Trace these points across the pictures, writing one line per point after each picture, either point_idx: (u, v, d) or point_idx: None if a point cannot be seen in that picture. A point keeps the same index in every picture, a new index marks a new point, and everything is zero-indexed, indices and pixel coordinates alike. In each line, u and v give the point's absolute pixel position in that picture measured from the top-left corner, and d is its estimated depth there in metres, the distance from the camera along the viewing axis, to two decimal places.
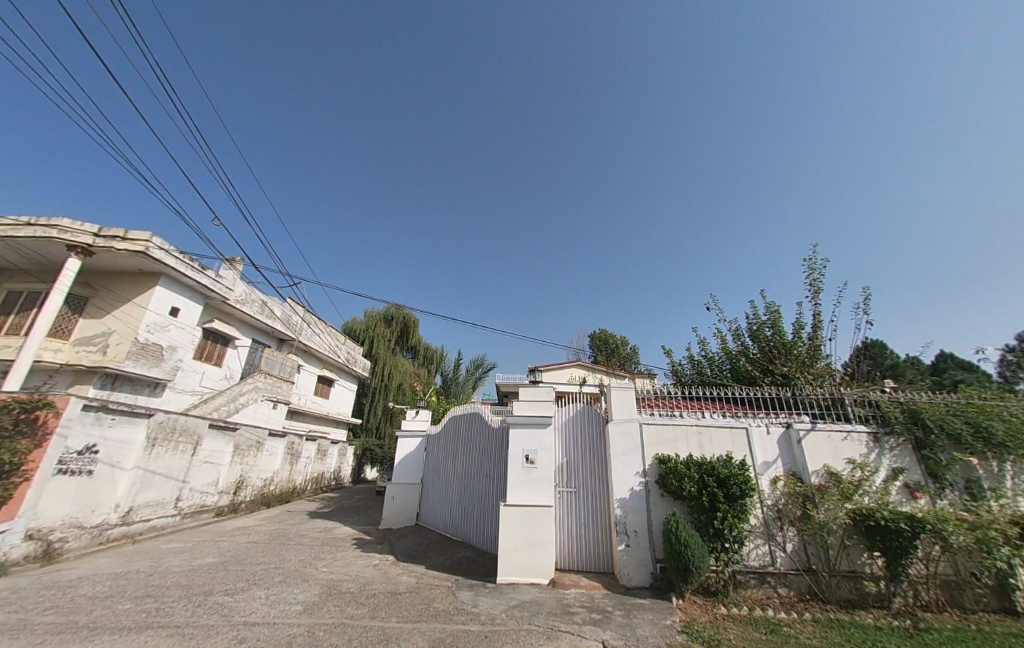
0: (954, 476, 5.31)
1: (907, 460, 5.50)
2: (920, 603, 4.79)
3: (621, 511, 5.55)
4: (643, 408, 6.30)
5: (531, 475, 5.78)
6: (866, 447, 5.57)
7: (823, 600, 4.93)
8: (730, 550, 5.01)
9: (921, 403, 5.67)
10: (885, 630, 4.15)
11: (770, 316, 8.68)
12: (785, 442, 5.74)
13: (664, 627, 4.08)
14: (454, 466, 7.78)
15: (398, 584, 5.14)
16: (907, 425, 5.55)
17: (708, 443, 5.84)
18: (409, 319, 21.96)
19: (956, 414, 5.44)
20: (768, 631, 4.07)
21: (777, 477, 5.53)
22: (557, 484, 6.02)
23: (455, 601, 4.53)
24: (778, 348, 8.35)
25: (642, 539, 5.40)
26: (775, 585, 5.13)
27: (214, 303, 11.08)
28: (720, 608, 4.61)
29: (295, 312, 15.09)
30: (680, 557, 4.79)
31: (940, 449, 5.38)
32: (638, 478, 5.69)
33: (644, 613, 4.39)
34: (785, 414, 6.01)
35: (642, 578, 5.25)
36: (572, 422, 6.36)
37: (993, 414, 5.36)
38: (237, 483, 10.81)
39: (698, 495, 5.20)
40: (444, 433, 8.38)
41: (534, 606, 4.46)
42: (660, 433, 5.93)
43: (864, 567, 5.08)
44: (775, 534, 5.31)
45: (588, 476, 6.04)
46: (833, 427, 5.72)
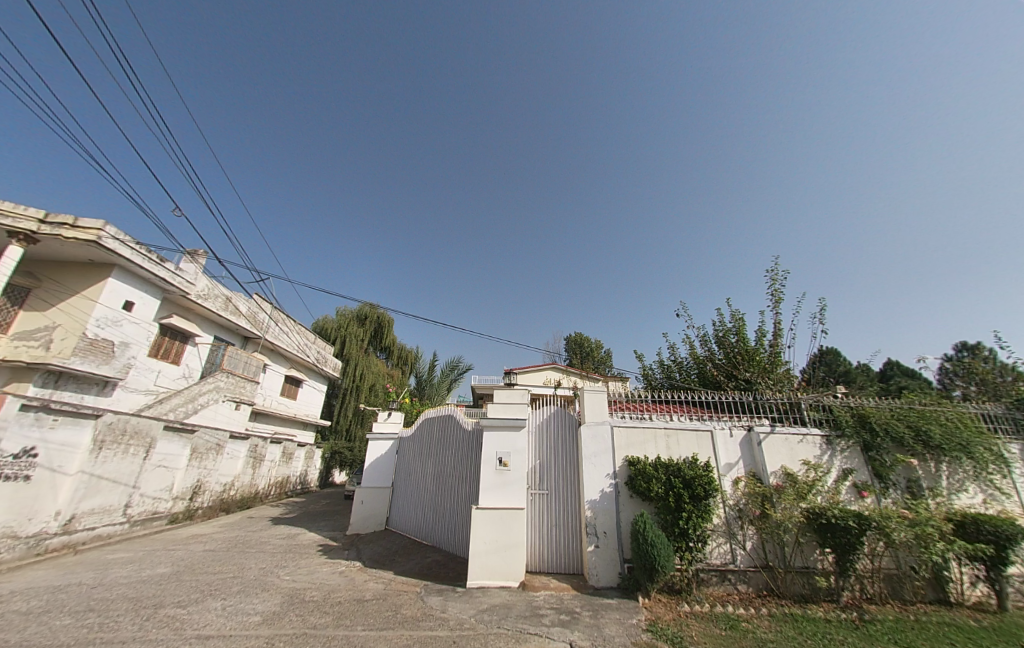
0: (896, 477, 5.71)
1: (856, 461, 5.86)
2: (866, 596, 5.11)
3: (591, 512, 5.63)
4: (614, 411, 6.44)
5: (504, 477, 5.78)
6: (820, 449, 5.90)
7: (778, 596, 5.18)
8: (694, 549, 5.19)
9: (869, 407, 6.07)
10: (833, 623, 4.40)
11: (735, 323, 9.07)
12: (746, 443, 6.01)
13: (630, 626, 4.16)
14: (426, 468, 7.70)
15: (365, 590, 5.01)
16: (857, 429, 5.92)
17: (675, 446, 6.03)
18: (383, 319, 21.54)
19: (898, 418, 5.87)
20: (726, 627, 4.23)
21: (738, 478, 5.77)
22: (529, 486, 6.04)
23: (423, 607, 4.46)
24: (742, 354, 8.72)
25: (611, 540, 5.50)
26: (734, 582, 5.34)
27: (173, 297, 10.50)
28: (683, 606, 4.75)
29: (263, 309, 14.50)
30: (647, 557, 4.91)
31: (885, 451, 5.76)
32: (609, 479, 5.80)
33: (610, 613, 4.47)
34: (746, 417, 6.29)
35: (610, 578, 5.34)
36: (545, 424, 6.42)
37: (931, 418, 5.82)
38: (194, 488, 10.24)
39: (665, 496, 5.35)
40: (416, 434, 8.27)
41: (503, 609, 4.46)
42: (630, 435, 6.08)
43: (815, 562, 5.37)
44: (735, 533, 5.53)
45: (560, 479, 6.10)
46: (790, 430, 6.02)
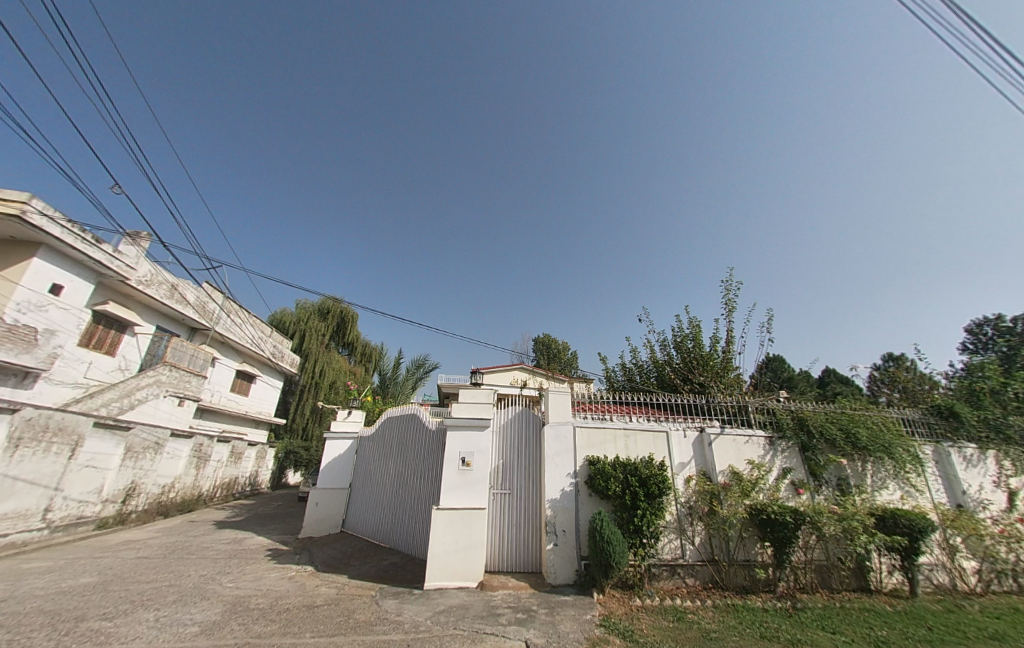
0: (828, 475, 6.23)
1: (794, 461, 6.33)
2: (799, 585, 5.53)
3: (551, 511, 5.73)
4: (577, 412, 6.58)
5: (466, 478, 5.75)
6: (763, 450, 6.32)
7: (722, 588, 5.50)
8: (647, 545, 5.40)
9: (807, 411, 6.58)
10: (769, 612, 4.73)
11: (692, 329, 9.53)
12: (698, 444, 6.33)
13: (584, 622, 4.27)
14: (385, 469, 7.52)
15: (316, 596, 4.82)
16: (796, 431, 6.39)
17: (633, 446, 6.25)
18: (347, 314, 20.82)
19: (831, 421, 6.40)
20: (674, 619, 4.44)
21: (690, 477, 6.07)
22: (491, 486, 6.05)
23: (377, 611, 4.35)
24: (698, 359, 9.17)
25: (569, 538, 5.62)
26: (683, 576, 5.61)
27: (109, 282, 9.63)
28: (635, 601, 4.94)
29: (213, 299, 13.59)
30: (603, 554, 5.05)
31: (820, 452, 6.27)
32: (569, 478, 5.93)
33: (566, 610, 4.57)
34: (699, 419, 6.63)
35: (567, 576, 5.45)
36: (509, 424, 6.46)
37: (859, 422, 6.39)
38: (128, 490, 9.42)
39: (621, 494, 5.53)
40: (377, 434, 8.06)
41: (460, 610, 4.44)
42: (591, 435, 6.24)
43: (756, 556, 5.74)
44: (686, 529, 5.82)
45: (522, 478, 6.16)
46: (737, 431, 6.42)
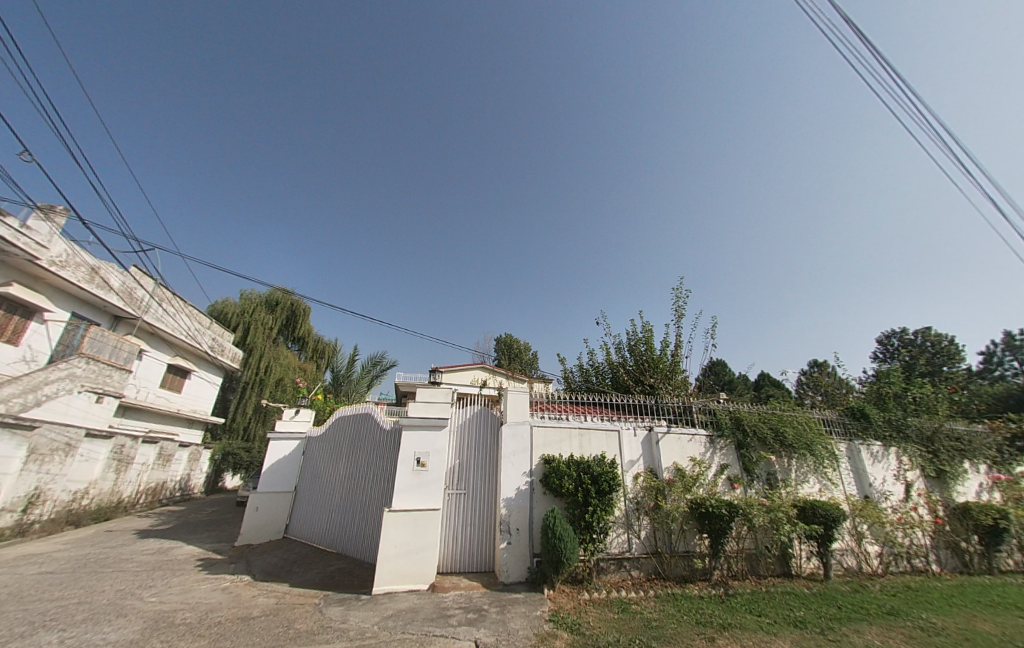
0: (760, 470, 6.78)
1: (731, 457, 6.84)
2: (732, 573, 5.99)
3: (506, 511, 5.77)
4: (534, 411, 6.68)
5: (421, 479, 5.65)
6: (704, 447, 6.77)
7: (663, 578, 5.83)
8: (596, 540, 5.60)
9: (743, 411, 7.13)
10: (704, 599, 5.09)
11: (645, 333, 9.98)
12: (647, 442, 6.65)
13: (534, 619, 4.35)
14: (334, 470, 7.21)
15: (252, 607, 4.53)
16: (733, 429, 6.91)
17: (587, 445, 6.45)
18: (297, 307, 19.69)
19: (764, 421, 6.99)
20: (618, 610, 4.65)
21: (638, 474, 6.37)
22: (446, 487, 5.98)
23: (321, 619, 4.17)
24: (649, 362, 9.64)
25: (522, 536, 5.70)
26: (629, 568, 5.88)
27: (13, 261, 8.46)
28: (583, 595, 5.10)
29: (143, 286, 12.35)
30: (554, 550, 5.17)
31: (752, 449, 6.81)
32: (524, 477, 6.01)
33: (517, 607, 4.63)
34: (648, 418, 6.96)
35: (519, 574, 5.53)
36: (467, 424, 6.41)
37: (786, 422, 7.02)
38: (30, 498, 8.31)
39: (574, 491, 5.69)
40: (327, 434, 7.70)
41: (410, 613, 4.36)
42: (548, 434, 6.36)
43: (695, 547, 6.13)
44: (633, 523, 6.10)
45: (478, 478, 6.15)
46: (682, 430, 6.82)
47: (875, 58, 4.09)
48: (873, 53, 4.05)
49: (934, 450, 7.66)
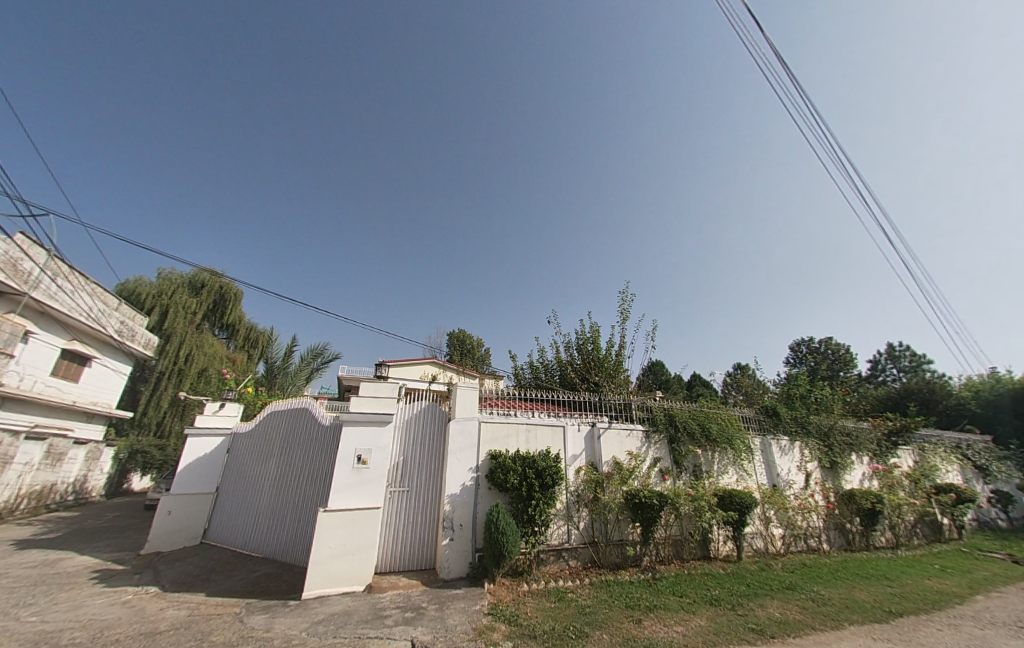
0: (688, 463, 7.37)
1: (663, 451, 7.35)
2: (659, 558, 6.47)
3: (450, 507, 5.73)
4: (483, 407, 6.69)
5: (361, 476, 5.44)
6: (640, 442, 7.21)
7: (598, 566, 6.14)
8: (537, 533, 5.74)
9: (675, 408, 7.70)
10: (634, 584, 5.44)
11: (592, 334, 10.37)
12: (589, 437, 6.94)
13: (472, 613, 4.37)
14: (264, 468, 6.70)
15: (159, 621, 4.08)
16: (666, 425, 7.43)
17: (533, 440, 6.59)
18: (227, 291, 18.04)
19: (693, 417, 7.59)
20: (555, 600, 4.82)
21: (580, 467, 6.63)
22: (389, 484, 5.81)
23: (241, 629, 3.86)
24: (595, 361, 10.04)
25: (465, 532, 5.70)
26: (567, 558, 6.12)
27: None
28: (522, 586, 5.22)
29: (36, 257, 10.59)
30: (496, 545, 5.23)
31: (682, 443, 7.38)
32: (470, 473, 6.00)
33: (456, 603, 4.63)
34: (591, 414, 7.25)
35: (460, 569, 5.52)
36: (413, 420, 6.26)
37: (712, 418, 7.70)
38: None
39: (518, 486, 5.79)
40: (256, 431, 7.13)
41: (343, 617, 4.18)
42: (495, 430, 6.40)
43: (628, 535, 6.52)
44: (572, 515, 6.35)
45: (422, 474, 6.04)
46: (622, 426, 7.21)
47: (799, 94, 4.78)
48: (800, 91, 4.71)
49: (830, 444, 8.79)
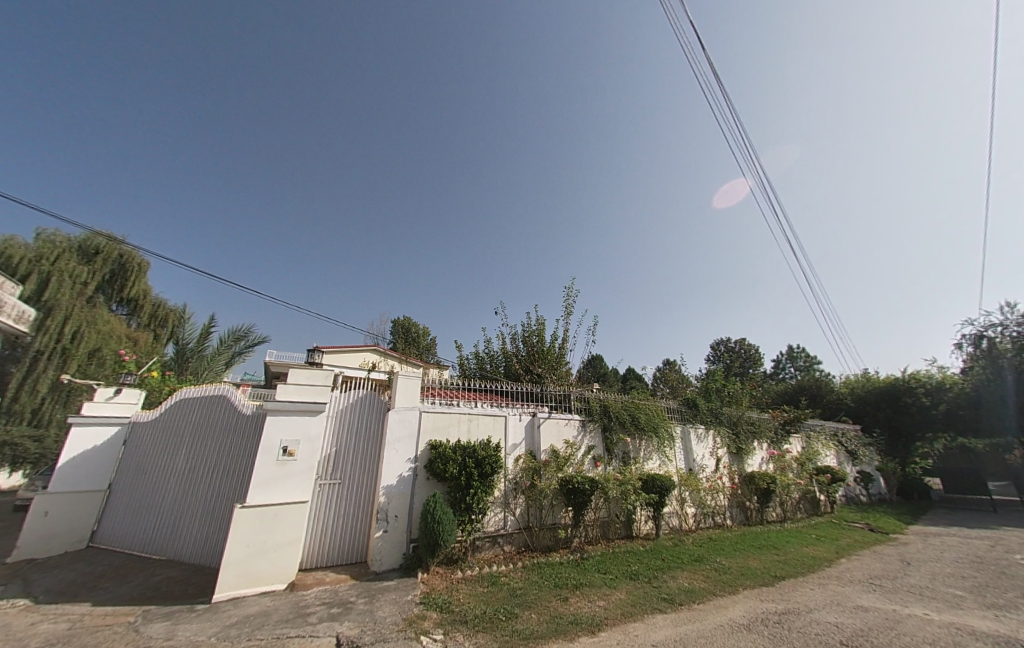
0: (619, 450, 7.89)
1: (597, 439, 7.78)
2: (588, 539, 6.89)
3: (385, 498, 5.57)
4: (425, 397, 6.55)
5: (287, 469, 5.09)
6: (577, 430, 7.56)
7: (531, 549, 6.38)
8: (474, 521, 5.80)
9: (610, 399, 8.16)
10: (564, 564, 5.75)
11: (538, 326, 10.60)
12: (529, 426, 7.13)
13: (403, 604, 4.32)
14: (169, 463, 5.99)
15: (28, 638, 3.52)
16: (601, 415, 7.86)
17: (475, 430, 6.62)
18: (130, 260, 15.77)
19: (625, 408, 8.12)
20: (487, 584, 4.94)
21: (519, 456, 6.79)
22: (318, 477, 5.49)
23: (135, 640, 3.46)
24: (539, 353, 10.28)
25: (400, 523, 5.59)
26: (502, 544, 6.28)
27: None
28: (456, 574, 5.26)
29: None
30: (432, 534, 5.20)
31: (614, 432, 7.87)
32: (408, 463, 5.87)
33: (387, 595, 4.55)
34: (533, 404, 7.42)
35: (393, 561, 5.42)
36: (349, 409, 5.96)
37: (641, 409, 8.29)
38: None
39: (457, 475, 5.78)
40: (159, 421, 6.34)
41: (260, 618, 3.92)
42: (436, 420, 6.32)
43: (560, 519, 6.86)
44: (509, 503, 6.49)
45: (356, 466, 5.80)
46: (560, 416, 7.50)
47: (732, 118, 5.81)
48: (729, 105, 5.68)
49: (738, 433, 9.90)
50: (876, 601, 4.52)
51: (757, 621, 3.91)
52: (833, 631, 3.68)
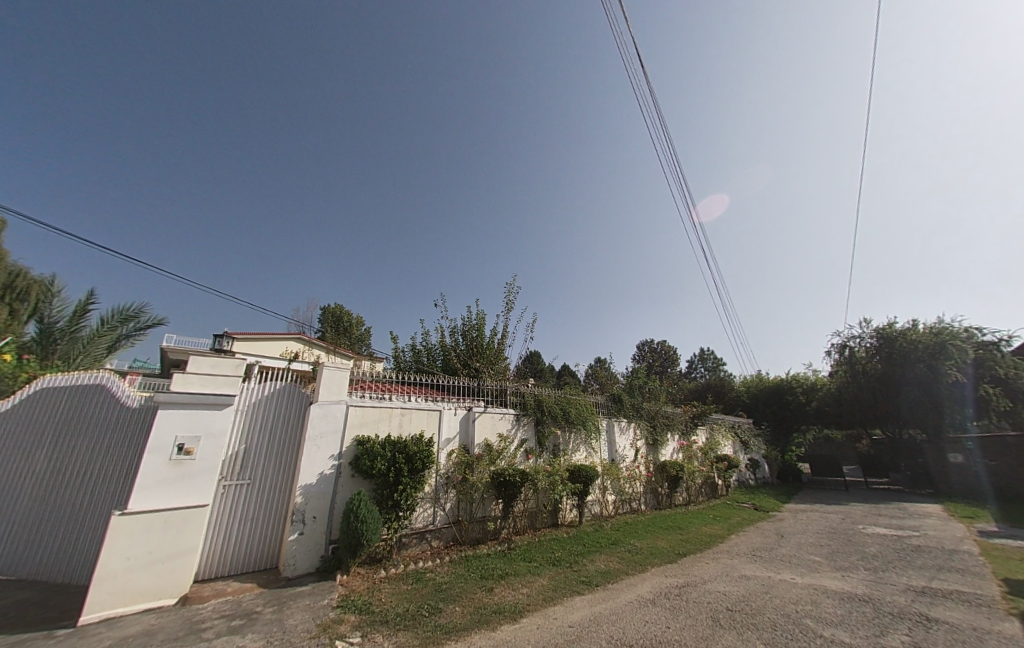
0: (549, 443, 8.20)
1: (530, 432, 8.01)
2: (516, 529, 7.09)
3: (302, 498, 5.17)
4: (353, 390, 6.19)
5: (183, 470, 4.50)
6: (510, 424, 7.69)
7: (459, 543, 6.38)
8: (401, 518, 5.63)
9: (544, 394, 8.42)
10: (491, 556, 5.84)
11: (477, 321, 10.57)
12: (464, 420, 7.09)
13: (318, 609, 4.06)
14: (21, 465, 4.94)
15: None
16: (535, 409, 8.10)
17: (406, 424, 6.42)
18: None
19: (557, 403, 8.45)
20: (412, 582, 4.83)
21: (452, 450, 6.73)
22: (222, 477, 4.93)
23: None
24: (478, 347, 10.28)
25: (318, 524, 5.24)
26: (430, 539, 6.18)
27: None
28: (379, 573, 5.08)
29: None
30: (354, 534, 4.95)
31: (546, 425, 8.16)
32: (331, 460, 5.51)
33: (299, 601, 4.25)
34: (469, 399, 7.39)
35: (308, 565, 5.07)
36: (264, 402, 5.43)
37: (573, 404, 8.69)
38: None
39: (385, 472, 5.54)
40: (8, 414, 5.18)
41: (140, 639, 3.42)
42: (365, 414, 6.01)
43: (490, 511, 6.95)
44: (440, 498, 6.40)
45: (270, 465, 5.31)
46: (496, 410, 7.57)
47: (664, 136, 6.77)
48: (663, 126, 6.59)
49: (655, 426, 10.84)
50: (756, 569, 5.26)
51: (661, 595, 4.33)
52: (721, 598, 4.21)
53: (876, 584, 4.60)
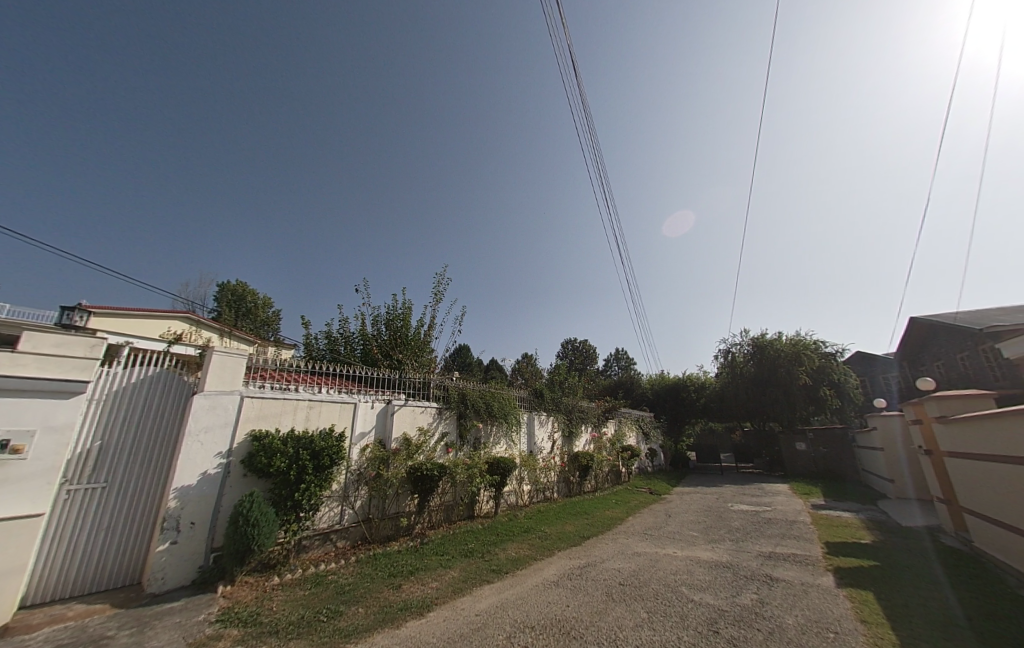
0: (471, 436, 8.22)
1: (452, 426, 7.94)
2: (430, 524, 6.98)
3: (177, 503, 4.48)
4: (251, 380, 5.52)
5: (5, 474, 3.57)
6: (432, 418, 7.54)
7: (368, 542, 6.09)
8: (302, 518, 5.19)
9: (468, 388, 8.41)
10: (401, 552, 5.67)
11: (403, 311, 10.14)
12: (381, 414, 6.76)
13: (191, 626, 3.57)
14: None
15: None
16: (458, 402, 8.04)
17: (314, 418, 5.92)
18: None
19: (481, 396, 8.51)
20: (311, 586, 4.49)
21: (366, 446, 6.38)
22: (65, 480, 4.05)
23: None
24: (402, 338, 9.87)
25: (197, 531, 4.59)
26: (335, 540, 5.80)
27: None
28: (271, 580, 4.62)
29: None
30: (242, 540, 4.43)
31: (469, 418, 8.16)
32: (217, 458, 4.86)
33: (167, 620, 3.69)
34: (387, 391, 7.06)
35: (181, 578, 4.41)
36: (132, 391, 4.58)
37: (496, 398, 8.82)
38: None
39: (286, 470, 5.04)
40: None
41: None
42: (264, 407, 5.41)
43: (404, 507, 6.75)
44: (349, 495, 6.03)
45: (135, 464, 4.49)
46: (417, 403, 7.34)
47: (591, 145, 7.32)
48: (591, 135, 7.12)
49: (571, 419, 11.49)
50: (646, 546, 5.90)
51: (565, 577, 4.61)
52: (616, 574, 4.63)
53: (737, 552, 5.46)
